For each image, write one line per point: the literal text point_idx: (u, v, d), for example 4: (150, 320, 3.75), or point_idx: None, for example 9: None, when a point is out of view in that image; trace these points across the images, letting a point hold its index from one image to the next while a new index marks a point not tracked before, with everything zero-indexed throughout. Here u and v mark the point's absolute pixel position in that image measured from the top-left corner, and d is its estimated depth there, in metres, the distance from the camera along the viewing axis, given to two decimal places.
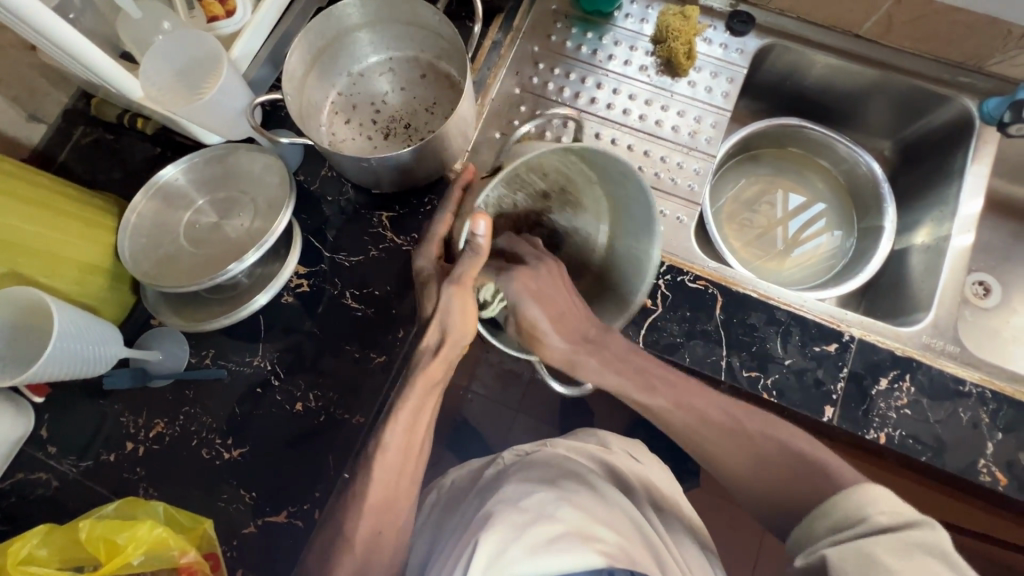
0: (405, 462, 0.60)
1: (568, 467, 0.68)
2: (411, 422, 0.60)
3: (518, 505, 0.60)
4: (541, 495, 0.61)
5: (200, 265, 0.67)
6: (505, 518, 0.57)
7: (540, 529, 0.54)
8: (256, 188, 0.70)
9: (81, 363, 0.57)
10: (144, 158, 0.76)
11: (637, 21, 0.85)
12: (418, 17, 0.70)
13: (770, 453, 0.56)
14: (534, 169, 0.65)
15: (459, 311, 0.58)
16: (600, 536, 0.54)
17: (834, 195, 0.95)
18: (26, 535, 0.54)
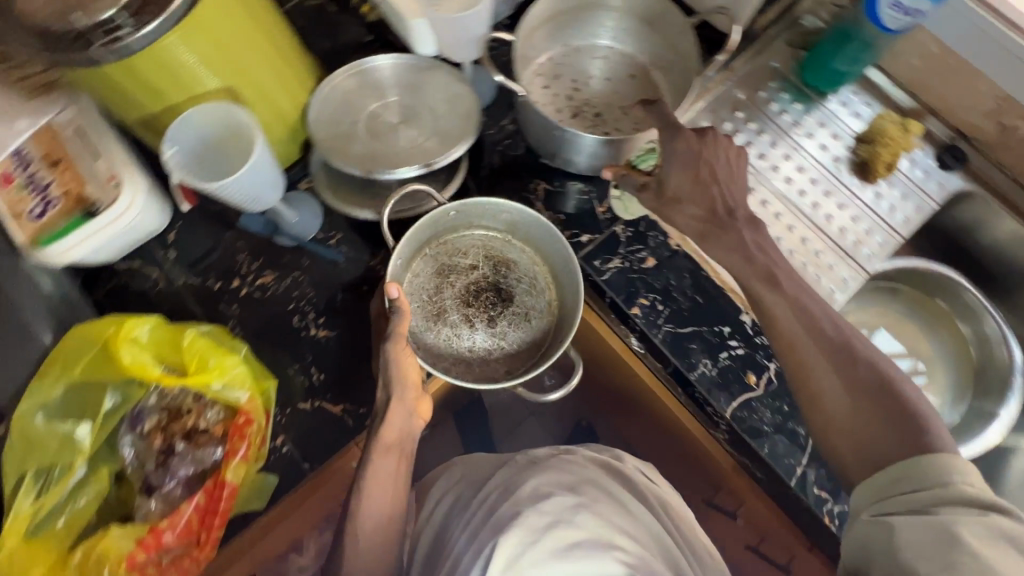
0: (390, 525, 0.58)
1: (590, 474, 0.67)
2: (383, 480, 0.58)
3: (537, 506, 0.59)
4: (557, 496, 0.61)
5: (368, 157, 0.70)
6: (520, 518, 0.58)
7: (557, 534, 0.56)
8: (442, 111, 0.73)
9: (256, 194, 0.60)
10: (354, 39, 0.79)
11: (851, 113, 0.83)
12: (663, 20, 0.72)
13: (861, 385, 0.53)
14: (454, 252, 0.73)
15: (395, 374, 0.60)
16: (624, 548, 0.57)
17: (956, 362, 0.89)
18: (140, 318, 0.58)
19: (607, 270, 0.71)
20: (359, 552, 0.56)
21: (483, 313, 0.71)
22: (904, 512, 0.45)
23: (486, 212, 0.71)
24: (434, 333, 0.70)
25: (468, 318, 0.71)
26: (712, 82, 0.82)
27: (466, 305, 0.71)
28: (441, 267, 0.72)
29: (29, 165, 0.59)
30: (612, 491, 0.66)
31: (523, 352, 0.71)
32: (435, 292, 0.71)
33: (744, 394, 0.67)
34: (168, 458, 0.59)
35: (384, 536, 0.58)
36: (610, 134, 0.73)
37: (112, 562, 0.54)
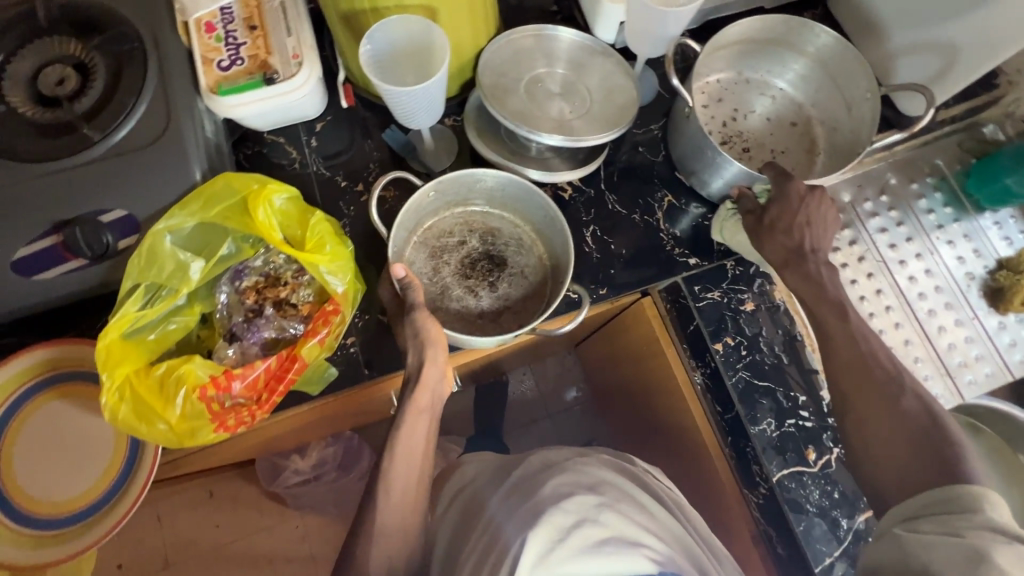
0: (410, 482, 0.61)
1: (614, 479, 0.67)
2: (413, 444, 0.61)
3: (559, 504, 0.60)
4: (579, 496, 0.61)
5: (520, 115, 0.72)
6: (545, 515, 0.59)
7: (585, 532, 0.57)
8: (602, 97, 0.74)
9: (425, 111, 0.64)
10: (538, 4, 0.81)
11: (1001, 235, 0.79)
12: (853, 79, 0.70)
13: (907, 423, 0.53)
14: (439, 236, 0.71)
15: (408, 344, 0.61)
16: (648, 548, 0.57)
17: None
18: (282, 185, 0.62)
19: (704, 298, 0.71)
20: (387, 509, 0.59)
21: (483, 284, 0.70)
22: (933, 531, 0.46)
23: (466, 187, 0.69)
24: (443, 312, 0.68)
25: (470, 288, 0.70)
26: (869, 156, 0.79)
27: (465, 278, 0.70)
28: (435, 250, 0.71)
29: (230, 24, 0.66)
30: (632, 494, 0.65)
31: (527, 306, 0.70)
32: (433, 274, 0.70)
33: (798, 467, 0.66)
34: (255, 317, 0.64)
35: (412, 492, 0.61)
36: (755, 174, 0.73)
37: (188, 385, 0.58)
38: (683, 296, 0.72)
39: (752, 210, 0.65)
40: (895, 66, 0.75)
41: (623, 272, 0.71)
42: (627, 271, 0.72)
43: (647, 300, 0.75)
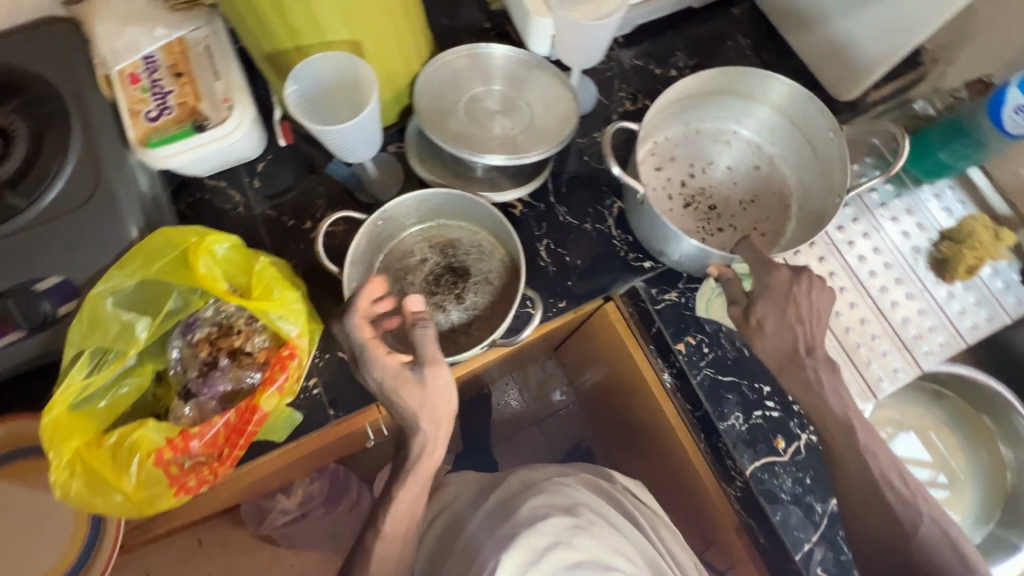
0: (404, 520, 0.61)
1: (583, 497, 0.69)
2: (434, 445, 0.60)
3: (536, 526, 0.61)
4: (553, 517, 0.62)
5: (461, 137, 0.72)
6: (521, 536, 0.60)
7: (561, 554, 0.59)
8: (541, 110, 0.74)
9: (360, 146, 0.63)
10: (471, 23, 0.81)
11: (942, 207, 0.81)
12: (807, 123, 0.72)
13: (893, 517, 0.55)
14: (400, 258, 0.71)
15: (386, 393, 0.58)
16: (618, 567, 0.61)
17: (991, 484, 0.86)
18: (222, 234, 0.60)
19: (662, 300, 0.72)
20: (380, 551, 0.59)
21: (451, 298, 0.69)
22: None
23: (411, 208, 0.69)
24: None
25: (438, 304, 0.69)
26: None
27: (432, 294, 0.70)
28: (398, 272, 0.70)
29: (155, 73, 0.65)
30: (603, 511, 0.68)
31: (495, 314, 0.69)
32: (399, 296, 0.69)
33: (768, 456, 0.67)
34: (211, 370, 0.62)
35: (402, 532, 0.60)
36: (722, 230, 0.74)
37: (142, 452, 0.56)
38: (642, 300, 0.73)
39: (736, 299, 0.61)
40: (824, 54, 0.77)
41: (580, 282, 0.72)
42: (584, 281, 0.72)
43: (612, 305, 0.76)
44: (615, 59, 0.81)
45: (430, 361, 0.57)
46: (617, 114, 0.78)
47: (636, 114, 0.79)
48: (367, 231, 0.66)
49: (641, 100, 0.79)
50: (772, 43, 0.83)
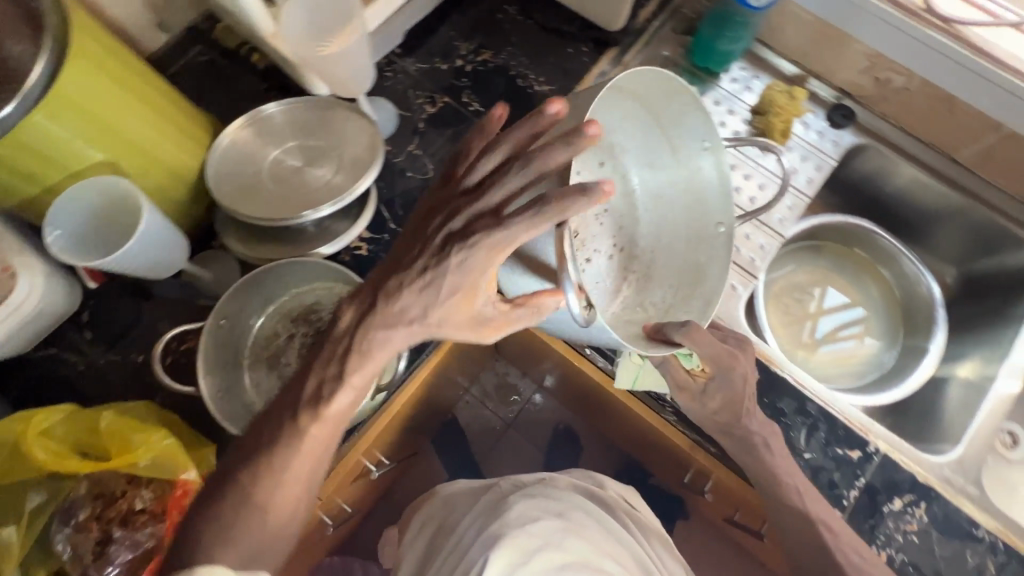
0: (319, 448, 0.50)
1: (574, 499, 0.78)
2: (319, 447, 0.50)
3: (526, 529, 0.70)
4: (543, 521, 0.71)
5: (276, 203, 0.69)
6: (508, 538, 0.68)
7: (547, 557, 0.67)
8: (346, 146, 0.73)
9: (150, 264, 0.60)
10: (249, 90, 0.79)
11: (742, 88, 0.87)
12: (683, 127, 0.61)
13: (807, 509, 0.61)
14: (269, 343, 0.68)
15: (482, 262, 0.44)
16: (603, 569, 0.69)
17: (886, 305, 0.94)
18: (50, 410, 0.57)
19: None
20: (277, 496, 0.49)
21: None
22: None
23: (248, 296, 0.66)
24: None
25: None
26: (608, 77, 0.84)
27: None
28: (270, 359, 0.67)
29: None
30: (592, 512, 0.77)
31: None
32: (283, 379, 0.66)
33: None
34: (105, 550, 0.56)
35: (303, 480, 0.50)
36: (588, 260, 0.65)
37: None
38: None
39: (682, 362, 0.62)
40: None
41: None
42: None
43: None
44: (401, 71, 0.81)
45: (468, 297, 0.45)
46: (423, 121, 0.78)
47: (440, 114, 0.79)
48: (210, 340, 0.64)
49: (440, 98, 0.80)
50: None
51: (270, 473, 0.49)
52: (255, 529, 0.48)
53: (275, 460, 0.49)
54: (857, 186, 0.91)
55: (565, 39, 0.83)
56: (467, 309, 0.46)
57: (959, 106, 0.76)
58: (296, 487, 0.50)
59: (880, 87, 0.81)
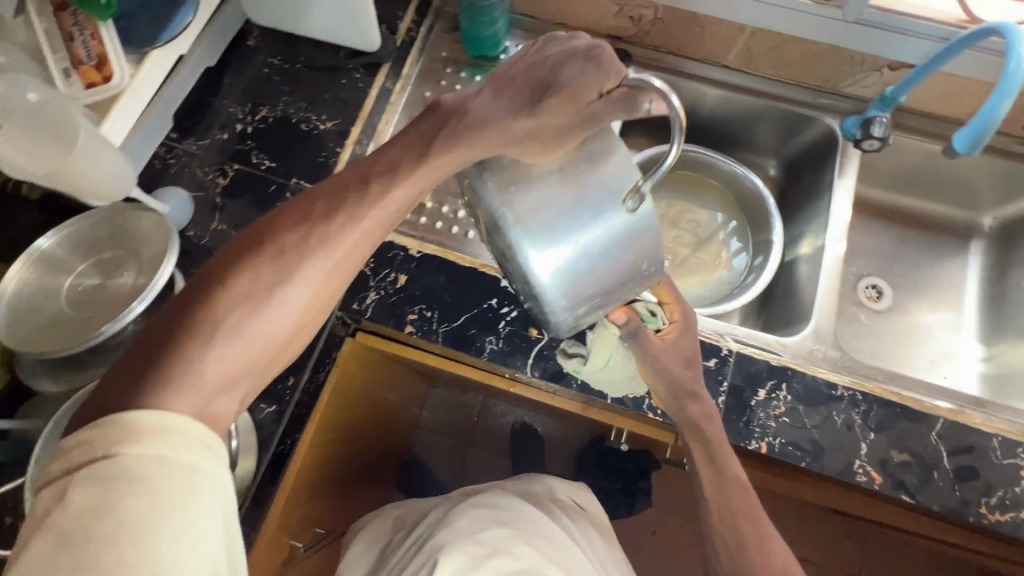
0: (302, 312, 0.44)
1: (511, 508, 0.83)
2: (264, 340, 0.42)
3: (476, 535, 0.77)
4: (494, 529, 0.78)
5: (80, 328, 0.66)
6: (457, 544, 0.75)
7: (497, 562, 0.73)
8: (140, 245, 0.70)
9: None
10: (27, 223, 0.75)
11: None
12: None
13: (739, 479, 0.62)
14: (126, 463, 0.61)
15: (575, 72, 0.44)
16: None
17: (728, 212, 0.99)
18: None
19: (367, 304, 0.72)
20: (252, 352, 0.41)
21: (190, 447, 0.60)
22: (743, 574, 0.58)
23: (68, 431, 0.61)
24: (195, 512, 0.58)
25: None
26: (391, 93, 0.85)
27: None
28: None
29: None
30: (536, 521, 0.82)
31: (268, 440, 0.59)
32: None
33: (535, 347, 0.70)
34: None
35: (274, 356, 0.43)
36: None
37: None
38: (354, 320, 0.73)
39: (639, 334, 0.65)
40: (333, 26, 0.81)
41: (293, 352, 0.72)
42: None
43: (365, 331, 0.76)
44: (183, 154, 0.79)
45: (573, 100, 0.44)
46: (219, 196, 0.77)
47: (234, 182, 0.78)
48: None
49: (230, 168, 0.79)
50: (299, 43, 0.85)
51: (264, 319, 0.42)
52: (229, 348, 0.40)
53: (266, 312, 0.42)
54: (661, 117, 0.96)
55: (336, 72, 0.84)
56: (571, 115, 0.44)
57: (705, 19, 0.82)
58: (261, 368, 0.42)
59: (637, 24, 0.86)
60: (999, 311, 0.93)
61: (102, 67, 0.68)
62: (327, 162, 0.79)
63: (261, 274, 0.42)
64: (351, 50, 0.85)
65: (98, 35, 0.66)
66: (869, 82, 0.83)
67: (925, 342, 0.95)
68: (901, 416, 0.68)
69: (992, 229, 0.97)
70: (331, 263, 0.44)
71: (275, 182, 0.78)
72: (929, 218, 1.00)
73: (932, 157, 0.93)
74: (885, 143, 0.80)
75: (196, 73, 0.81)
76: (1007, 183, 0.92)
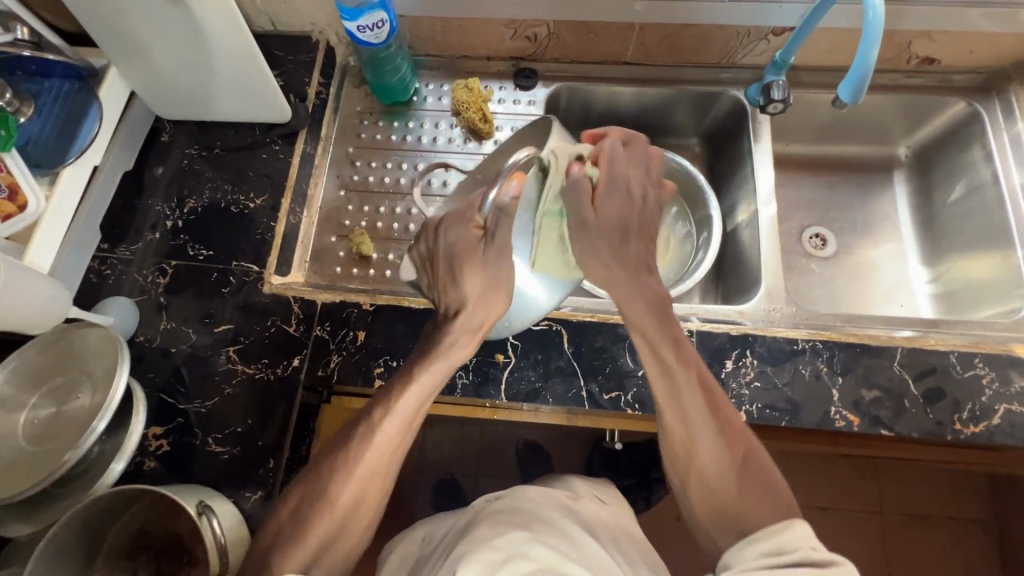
0: (380, 469, 0.58)
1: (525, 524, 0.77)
2: (369, 464, 0.57)
3: (491, 543, 0.71)
4: (512, 534, 0.73)
5: (43, 461, 0.64)
6: (473, 553, 0.67)
7: (518, 564, 0.65)
8: (90, 364, 0.69)
9: None
10: None
11: (436, 100, 0.93)
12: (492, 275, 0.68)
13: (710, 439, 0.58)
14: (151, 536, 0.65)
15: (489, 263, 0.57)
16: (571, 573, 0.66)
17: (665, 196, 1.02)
18: None
19: (331, 369, 0.72)
20: (353, 519, 0.57)
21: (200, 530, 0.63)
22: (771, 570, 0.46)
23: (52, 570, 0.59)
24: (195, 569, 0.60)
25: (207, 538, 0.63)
26: (314, 157, 0.86)
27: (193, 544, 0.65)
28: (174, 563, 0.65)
29: None
30: (549, 529, 0.77)
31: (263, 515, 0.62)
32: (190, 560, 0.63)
33: (505, 372, 0.71)
34: None
35: (367, 511, 0.58)
36: None
37: None
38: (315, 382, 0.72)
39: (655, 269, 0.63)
40: (242, 105, 0.82)
41: (267, 433, 0.70)
42: (268, 429, 0.70)
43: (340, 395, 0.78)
44: (118, 262, 0.79)
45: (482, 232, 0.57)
46: (162, 294, 0.77)
47: (175, 278, 0.77)
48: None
49: (169, 265, 0.78)
50: (213, 128, 0.86)
51: (356, 489, 0.57)
52: (311, 528, 0.55)
53: (362, 476, 0.57)
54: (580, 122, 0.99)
55: (256, 148, 0.84)
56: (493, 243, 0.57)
57: (595, 25, 0.85)
58: (355, 525, 0.57)
59: (535, 42, 0.89)
60: (934, 231, 0.97)
61: (13, 197, 0.68)
62: (264, 237, 0.79)
63: (359, 454, 0.57)
64: (266, 124, 0.86)
65: (4, 167, 0.66)
66: (759, 50, 0.88)
67: (875, 276, 0.99)
68: (862, 355, 0.70)
69: (909, 157, 1.02)
70: (404, 424, 0.59)
71: (217, 269, 0.78)
72: (851, 159, 1.05)
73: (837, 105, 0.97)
74: (787, 104, 0.83)
75: (114, 179, 0.81)
76: (909, 113, 0.97)
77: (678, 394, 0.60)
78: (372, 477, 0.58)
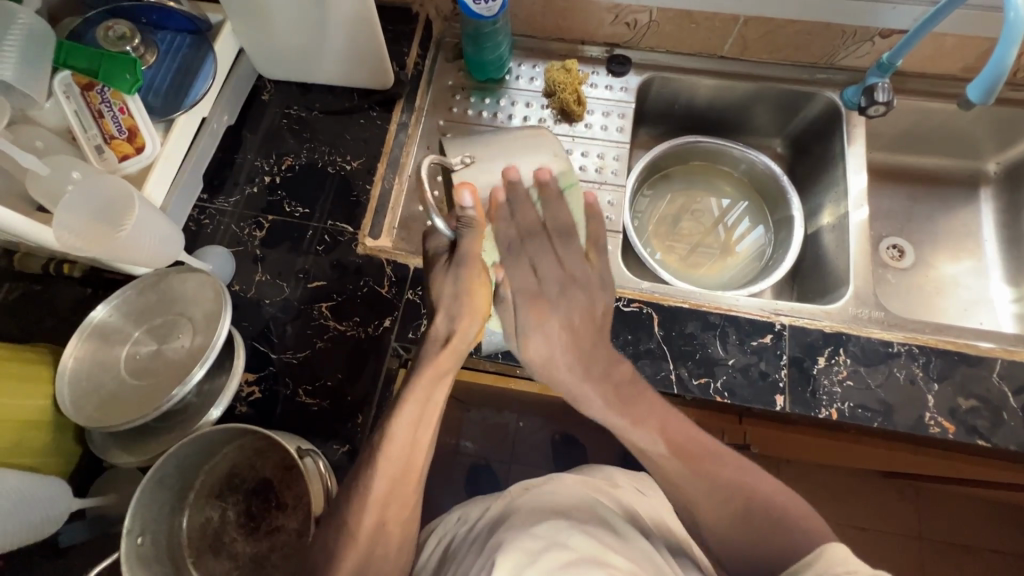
0: (401, 489, 0.55)
1: (579, 500, 0.62)
2: (392, 460, 0.54)
3: (530, 531, 0.55)
4: (551, 524, 0.55)
5: (144, 396, 0.65)
6: (509, 543, 0.53)
7: (555, 555, 0.51)
8: (191, 306, 0.70)
9: (36, 530, 0.58)
10: (75, 301, 0.75)
11: (527, 80, 0.93)
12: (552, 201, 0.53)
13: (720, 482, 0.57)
14: (233, 487, 0.66)
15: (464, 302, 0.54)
16: (618, 565, 0.51)
17: (742, 193, 1.01)
18: None
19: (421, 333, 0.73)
20: (385, 537, 0.54)
21: (295, 484, 0.66)
22: None
23: (155, 502, 0.60)
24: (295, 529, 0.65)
25: (290, 505, 0.66)
26: (409, 126, 0.87)
27: (271, 504, 0.66)
28: (251, 515, 0.66)
29: None
30: (599, 511, 0.60)
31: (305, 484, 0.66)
32: (268, 521, 0.65)
33: None
34: None
35: (404, 520, 0.56)
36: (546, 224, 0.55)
37: None
38: (402, 352, 0.74)
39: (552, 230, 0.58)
40: (345, 70, 0.84)
41: (356, 388, 0.71)
42: (357, 384, 0.72)
43: None
44: (216, 212, 0.81)
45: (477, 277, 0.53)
46: (258, 247, 0.79)
47: (271, 232, 0.79)
48: (140, 564, 0.58)
49: (265, 219, 0.80)
50: (312, 91, 0.88)
51: (377, 512, 0.54)
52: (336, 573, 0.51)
53: (384, 474, 0.54)
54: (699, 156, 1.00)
55: (353, 113, 0.86)
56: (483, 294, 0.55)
57: (699, 16, 0.85)
58: (395, 526, 0.55)
59: (632, 28, 0.90)
60: (1020, 251, 0.95)
61: (133, 138, 0.69)
62: (358, 200, 0.81)
63: (371, 478, 0.54)
64: (366, 91, 0.88)
65: (126, 109, 0.69)
66: (861, 52, 0.88)
67: (952, 292, 0.97)
68: (960, 363, 0.69)
69: (997, 174, 1.01)
70: (420, 421, 0.56)
71: (310, 226, 0.79)
72: (935, 173, 1.03)
73: (930, 115, 0.96)
74: (890, 106, 0.82)
75: (219, 130, 0.83)
76: (1003, 129, 0.96)
77: (556, 362, 0.59)
78: (386, 504, 0.54)
